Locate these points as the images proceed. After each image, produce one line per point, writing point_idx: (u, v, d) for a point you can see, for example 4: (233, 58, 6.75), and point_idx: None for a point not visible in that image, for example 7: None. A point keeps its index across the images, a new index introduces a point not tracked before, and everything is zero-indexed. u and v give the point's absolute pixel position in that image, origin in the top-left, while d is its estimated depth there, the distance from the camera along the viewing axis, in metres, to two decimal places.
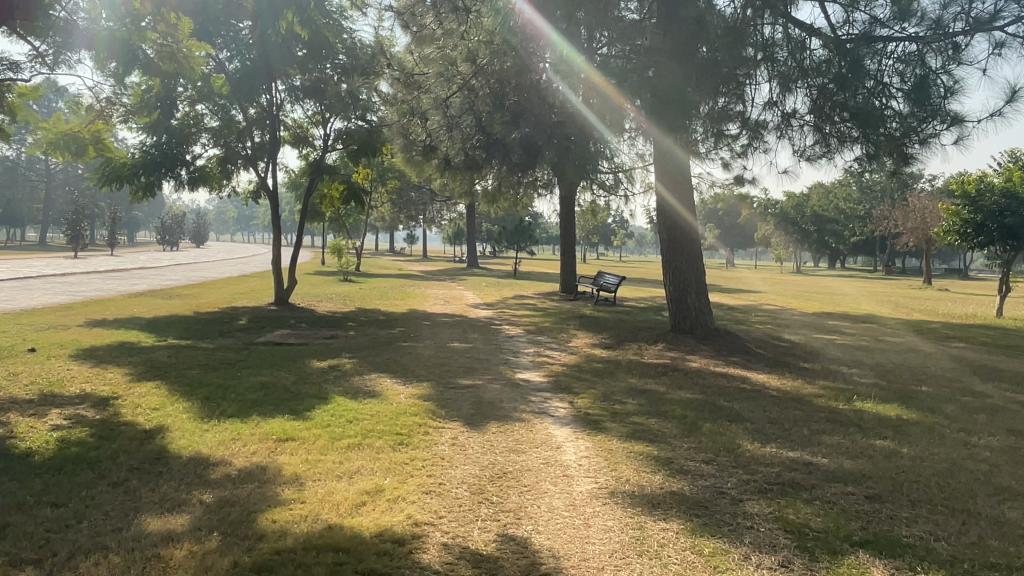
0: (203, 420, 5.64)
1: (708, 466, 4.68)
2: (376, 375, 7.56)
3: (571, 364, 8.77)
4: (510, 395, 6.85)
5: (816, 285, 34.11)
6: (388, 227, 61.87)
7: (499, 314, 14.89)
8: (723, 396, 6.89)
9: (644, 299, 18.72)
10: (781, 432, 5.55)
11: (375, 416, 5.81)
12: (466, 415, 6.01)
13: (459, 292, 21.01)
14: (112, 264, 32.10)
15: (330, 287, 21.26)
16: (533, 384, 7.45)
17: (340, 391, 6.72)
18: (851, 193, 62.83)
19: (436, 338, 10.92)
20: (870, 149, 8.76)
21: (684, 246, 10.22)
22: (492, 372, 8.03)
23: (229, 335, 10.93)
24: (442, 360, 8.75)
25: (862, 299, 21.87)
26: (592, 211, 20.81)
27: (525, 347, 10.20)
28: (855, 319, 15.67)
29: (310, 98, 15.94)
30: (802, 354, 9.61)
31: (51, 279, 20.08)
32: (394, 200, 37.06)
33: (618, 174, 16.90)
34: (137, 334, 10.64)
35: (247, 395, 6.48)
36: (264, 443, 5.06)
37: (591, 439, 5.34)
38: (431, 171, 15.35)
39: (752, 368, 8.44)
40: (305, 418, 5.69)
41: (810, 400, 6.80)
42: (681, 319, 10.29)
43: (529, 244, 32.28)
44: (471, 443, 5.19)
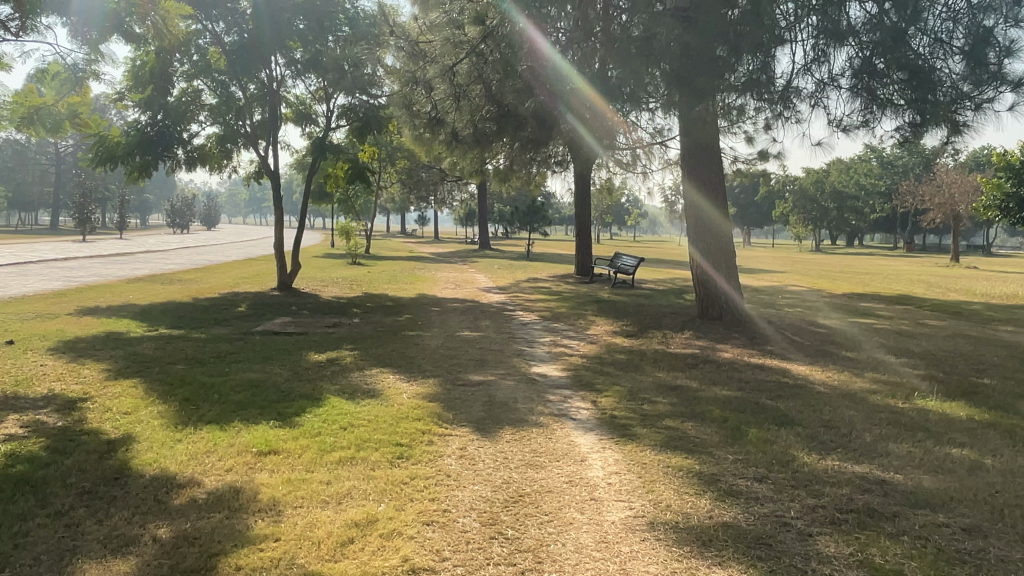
0: (176, 428, 4.96)
1: (763, 486, 3.96)
2: (378, 371, 6.86)
3: (592, 355, 8.02)
4: (526, 393, 6.13)
5: (838, 264, 33.21)
6: (399, 208, 61.31)
7: (513, 299, 14.18)
8: (765, 394, 6.14)
9: (664, 281, 17.91)
10: (840, 441, 4.81)
11: (373, 421, 5.10)
12: (477, 419, 5.31)
13: (471, 275, 20.32)
14: (116, 248, 31.64)
15: (337, 270, 20.59)
16: (551, 380, 6.73)
17: (335, 391, 6.02)
18: (871, 169, 61.32)
19: (445, 326, 10.22)
20: (919, 119, 7.76)
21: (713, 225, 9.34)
22: (505, 366, 7.32)
23: (225, 324, 10.28)
24: (450, 351, 8.04)
25: (891, 279, 20.92)
26: (609, 189, 20.00)
27: (541, 336, 9.45)
28: (890, 300, 14.80)
29: (312, 73, 15.16)
30: (844, 343, 8.80)
31: (52, 265, 19.54)
32: (403, 180, 36.21)
33: (637, 149, 16.08)
34: (128, 324, 10.00)
35: (232, 396, 5.80)
36: (243, 457, 4.37)
37: (620, 450, 4.62)
38: (440, 149, 14.56)
39: (791, 359, 7.66)
40: (292, 424, 5.00)
41: (864, 398, 6.05)
42: (708, 305, 9.51)
43: (542, 224, 31.46)
44: (482, 456, 4.47)
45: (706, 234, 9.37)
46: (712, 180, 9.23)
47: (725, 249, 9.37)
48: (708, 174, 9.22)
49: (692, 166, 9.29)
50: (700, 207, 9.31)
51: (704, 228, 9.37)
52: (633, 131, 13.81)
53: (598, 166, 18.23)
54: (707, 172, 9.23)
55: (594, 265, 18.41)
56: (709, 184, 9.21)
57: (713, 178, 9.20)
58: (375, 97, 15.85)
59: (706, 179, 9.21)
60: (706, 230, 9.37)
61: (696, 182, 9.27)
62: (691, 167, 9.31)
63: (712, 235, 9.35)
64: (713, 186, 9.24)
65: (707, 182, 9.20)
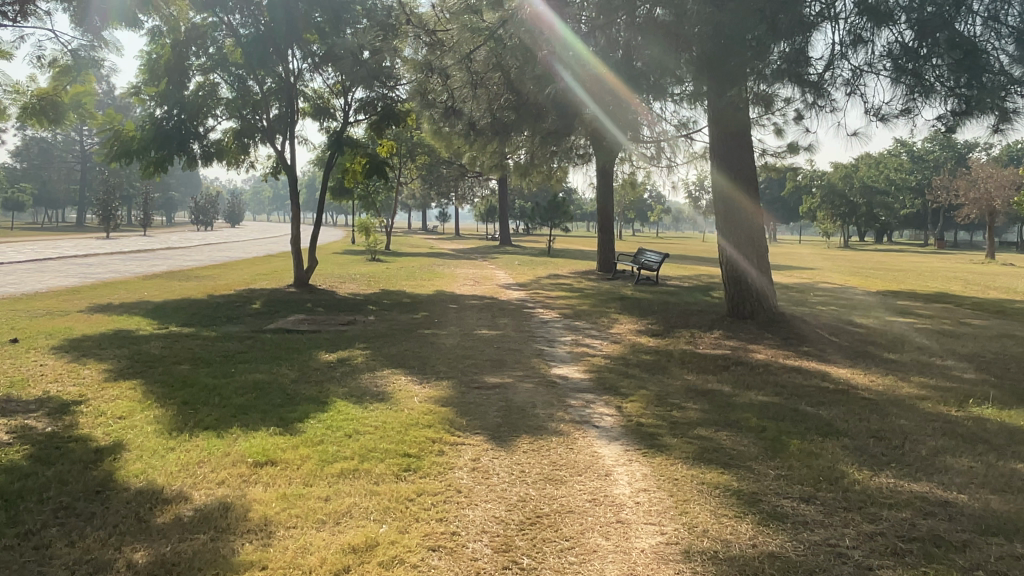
0: (171, 434, 4.64)
1: (811, 509, 3.52)
2: (390, 372, 6.51)
3: (616, 356, 7.60)
4: (545, 397, 5.74)
5: (868, 261, 32.30)
6: (421, 205, 61.13)
7: (533, 296, 13.79)
8: (804, 400, 5.68)
9: (690, 278, 17.38)
10: (892, 455, 4.34)
11: (380, 428, 4.74)
12: (492, 426, 4.92)
13: (490, 271, 19.97)
14: (138, 245, 31.64)
15: (355, 267, 20.34)
16: (572, 383, 6.33)
17: (343, 394, 5.67)
18: (902, 164, 59.86)
19: (462, 324, 9.85)
20: (963, 108, 7.06)
21: (745, 219, 8.87)
22: (523, 367, 6.93)
23: (237, 322, 10.00)
24: (466, 351, 7.66)
25: (925, 276, 20.15)
26: (632, 184, 19.51)
27: (562, 335, 9.04)
28: (927, 298, 14.15)
29: (329, 66, 14.88)
30: (884, 343, 8.28)
31: (72, 261, 19.48)
32: (424, 176, 35.85)
33: (661, 143, 15.59)
34: (137, 322, 9.76)
35: (235, 399, 5.48)
36: (237, 468, 4.03)
37: (649, 463, 4.20)
38: (459, 143, 14.20)
39: (830, 362, 7.17)
40: (294, 430, 4.65)
41: (913, 405, 5.57)
42: (739, 301, 9.01)
43: (563, 221, 30.96)
44: (497, 469, 4.08)
45: (737, 229, 8.92)
46: (743, 171, 8.77)
47: (757, 238, 8.89)
48: (739, 166, 8.77)
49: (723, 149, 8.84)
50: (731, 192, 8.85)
51: (734, 216, 8.91)
52: (657, 122, 13.34)
53: (621, 160, 17.74)
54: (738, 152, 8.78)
55: (616, 261, 17.94)
56: (741, 175, 8.75)
57: (744, 169, 8.75)
58: (393, 91, 15.52)
59: (737, 170, 8.76)
60: (737, 225, 8.91)
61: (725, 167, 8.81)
62: (719, 153, 8.86)
63: (745, 230, 8.89)
64: (745, 177, 8.78)
65: (738, 174, 8.74)
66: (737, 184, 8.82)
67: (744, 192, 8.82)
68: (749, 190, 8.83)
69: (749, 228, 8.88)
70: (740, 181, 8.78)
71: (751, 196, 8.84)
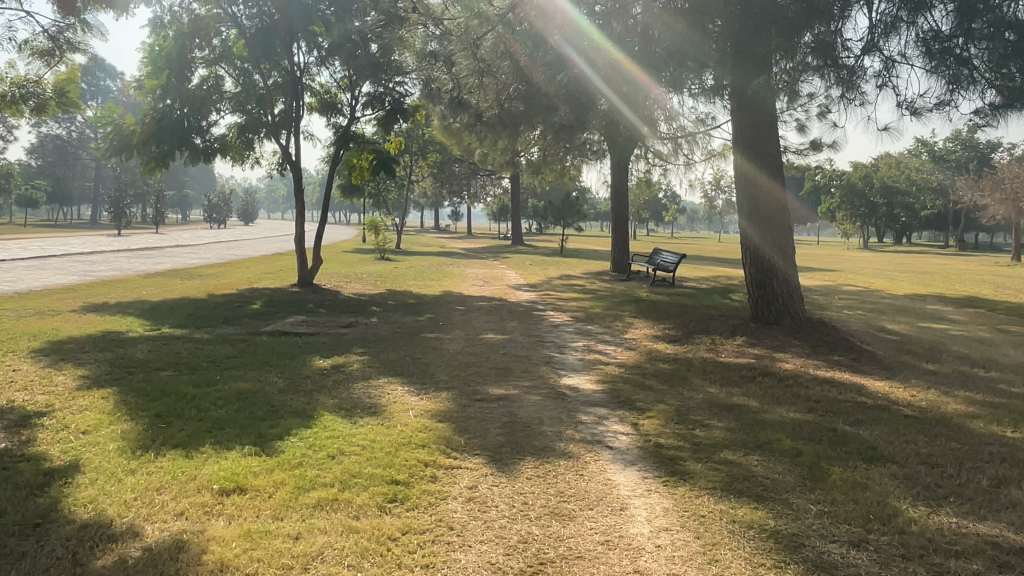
0: (135, 452, 4.17)
1: (864, 559, 2.98)
2: (386, 381, 6.03)
3: (631, 365, 7.06)
4: (554, 412, 5.23)
5: (890, 261, 31.46)
6: (434, 203, 60.70)
7: (544, 297, 13.28)
8: (840, 419, 5.12)
9: (708, 279, 16.77)
10: (948, 489, 3.77)
11: (368, 448, 4.24)
12: (495, 446, 4.43)
13: (501, 271, 19.47)
14: (147, 242, 31.33)
15: (363, 266, 19.89)
16: (583, 395, 5.82)
17: (333, 406, 5.19)
18: (923, 164, 58.64)
19: (468, 327, 9.36)
20: (1007, 101, 6.26)
21: (772, 218, 8.24)
22: (531, 376, 6.43)
23: (233, 323, 9.56)
24: (471, 358, 7.16)
25: (952, 279, 19.38)
26: (648, 183, 18.93)
27: (574, 340, 8.52)
28: (958, 303, 13.47)
29: (336, 60, 14.41)
30: (920, 352, 7.69)
31: (76, 258, 19.21)
32: (435, 175, 35.29)
33: (678, 139, 15.01)
34: (129, 322, 9.35)
35: (212, 411, 5.01)
36: (201, 497, 3.54)
37: (671, 495, 3.68)
38: (469, 138, 13.68)
39: (864, 375, 6.60)
40: (271, 449, 4.17)
41: (963, 424, 5.00)
42: (764, 305, 8.42)
43: (576, 220, 30.32)
44: (497, 501, 3.57)
45: (763, 228, 8.31)
46: (770, 167, 8.18)
47: (785, 242, 8.29)
48: (765, 162, 8.17)
49: (748, 147, 8.26)
50: (755, 191, 8.28)
51: (760, 217, 8.30)
52: (676, 117, 12.77)
53: (637, 157, 17.16)
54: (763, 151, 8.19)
55: (631, 262, 17.38)
56: (766, 171, 8.18)
57: (771, 164, 8.15)
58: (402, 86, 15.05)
59: (762, 174, 8.19)
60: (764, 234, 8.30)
61: (749, 164, 8.24)
62: (745, 151, 8.28)
63: (772, 230, 8.28)
64: (773, 174, 8.20)
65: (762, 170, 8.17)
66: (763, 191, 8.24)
67: (771, 199, 8.23)
68: (776, 196, 8.23)
69: (777, 228, 8.26)
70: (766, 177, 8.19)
71: (780, 199, 8.24)
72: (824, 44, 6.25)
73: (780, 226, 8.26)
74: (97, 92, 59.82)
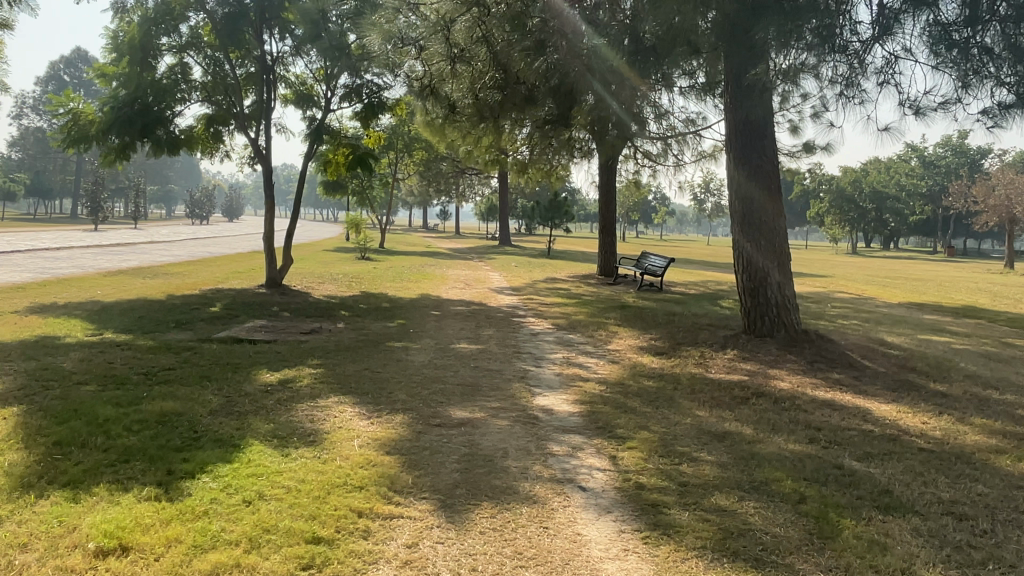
0: (12, 494, 3.48)
1: None
2: (336, 400, 5.35)
3: (613, 382, 6.40)
4: (522, 440, 4.58)
5: (880, 268, 31.00)
6: (421, 202, 59.85)
7: (525, 302, 12.61)
8: (848, 453, 4.48)
9: (696, 284, 16.14)
10: (984, 552, 3.14)
11: (293, 491, 3.56)
12: (448, 487, 3.77)
13: (484, 273, 18.82)
14: (119, 238, 30.36)
15: (339, 266, 19.14)
16: (557, 418, 5.16)
17: (267, 433, 4.51)
18: (912, 169, 58.53)
19: (439, 335, 8.67)
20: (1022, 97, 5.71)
21: (766, 223, 7.57)
22: (501, 395, 5.76)
23: (186, 328, 8.83)
24: (436, 372, 6.47)
25: (947, 287, 18.88)
26: (636, 185, 18.29)
27: (553, 351, 7.84)
28: (956, 313, 12.89)
29: (310, 49, 13.67)
30: (925, 369, 7.07)
31: (40, 254, 18.35)
32: (421, 173, 34.52)
33: (668, 138, 14.37)
34: (70, 326, 8.60)
35: (122, 439, 4.30)
36: (69, 559, 2.85)
37: (651, 558, 3.02)
38: (449, 133, 12.98)
39: (869, 397, 5.97)
40: (175, 494, 3.48)
41: (987, 461, 4.39)
42: (757, 317, 7.75)
43: (564, 222, 29.69)
44: (437, 567, 2.90)
45: (758, 232, 7.61)
46: (765, 171, 7.51)
47: (780, 250, 7.61)
48: (757, 166, 7.51)
49: (740, 147, 7.61)
50: (747, 195, 7.61)
51: (752, 224, 7.62)
52: (666, 115, 12.13)
53: (626, 157, 16.56)
54: (756, 152, 7.53)
55: (617, 265, 16.74)
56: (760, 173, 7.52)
57: (765, 166, 7.49)
58: (382, 79, 14.31)
59: (755, 176, 7.53)
60: (756, 241, 7.63)
61: (741, 165, 7.60)
62: (737, 152, 7.64)
63: (766, 236, 7.60)
64: (768, 178, 7.53)
65: (755, 172, 7.51)
66: (756, 195, 7.57)
67: (764, 204, 7.57)
68: (770, 201, 7.58)
69: (772, 231, 7.58)
70: (760, 181, 7.54)
71: (774, 205, 7.59)
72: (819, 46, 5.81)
73: (774, 233, 7.59)
74: (77, 84, 58.69)
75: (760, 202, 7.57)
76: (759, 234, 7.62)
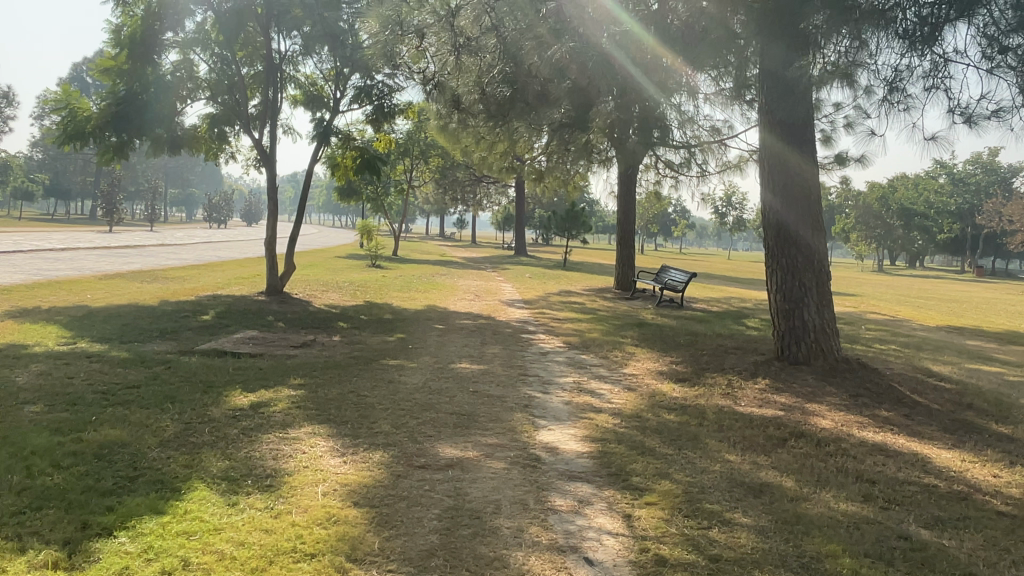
0: None
1: None
2: (308, 431, 4.64)
3: (629, 414, 5.62)
4: (519, 490, 3.83)
5: (909, 286, 29.91)
6: (439, 210, 59.31)
7: (536, 316, 11.87)
8: (912, 519, 3.71)
9: (719, 301, 15.33)
10: None
11: (228, 560, 2.85)
12: (423, 554, 3.04)
13: (496, 284, 18.11)
14: (130, 240, 30.01)
15: (346, 274, 18.46)
16: (562, 460, 4.41)
17: (219, 473, 3.80)
18: (941, 186, 57.10)
19: (439, 352, 7.96)
20: None
21: (803, 238, 6.82)
22: (500, 427, 5.04)
23: (167, 338, 8.18)
24: (429, 398, 5.75)
25: (985, 309, 17.88)
26: (656, 197, 17.52)
27: (562, 374, 7.10)
28: (1001, 339, 11.97)
29: (319, 49, 13.08)
30: (984, 407, 6.24)
31: (41, 255, 17.91)
32: (438, 181, 33.96)
33: (692, 147, 13.58)
34: (44, 332, 7.98)
35: (44, 478, 3.62)
36: None
37: None
38: (464, 137, 12.30)
39: (926, 442, 5.16)
40: (78, 565, 2.78)
41: None
42: (792, 341, 6.96)
43: (581, 232, 28.91)
44: None
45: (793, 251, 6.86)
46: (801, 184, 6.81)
47: (818, 267, 6.86)
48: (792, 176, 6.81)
49: (774, 157, 6.91)
50: (783, 208, 6.87)
51: (787, 238, 6.86)
52: (692, 121, 11.35)
53: (647, 167, 15.79)
54: (794, 162, 6.81)
55: (635, 279, 15.96)
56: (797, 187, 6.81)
57: (800, 177, 6.79)
58: (394, 79, 13.67)
59: (789, 188, 6.83)
60: (793, 257, 6.87)
61: (775, 177, 6.90)
62: (771, 161, 6.93)
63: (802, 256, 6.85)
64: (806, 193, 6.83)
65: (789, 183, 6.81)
66: (792, 208, 6.83)
67: (802, 219, 6.81)
68: (808, 217, 6.83)
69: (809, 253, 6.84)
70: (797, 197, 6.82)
71: (812, 218, 6.84)
72: (854, 50, 5.34)
73: (812, 249, 6.84)
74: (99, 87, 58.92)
75: (796, 219, 6.83)
76: (795, 251, 6.86)
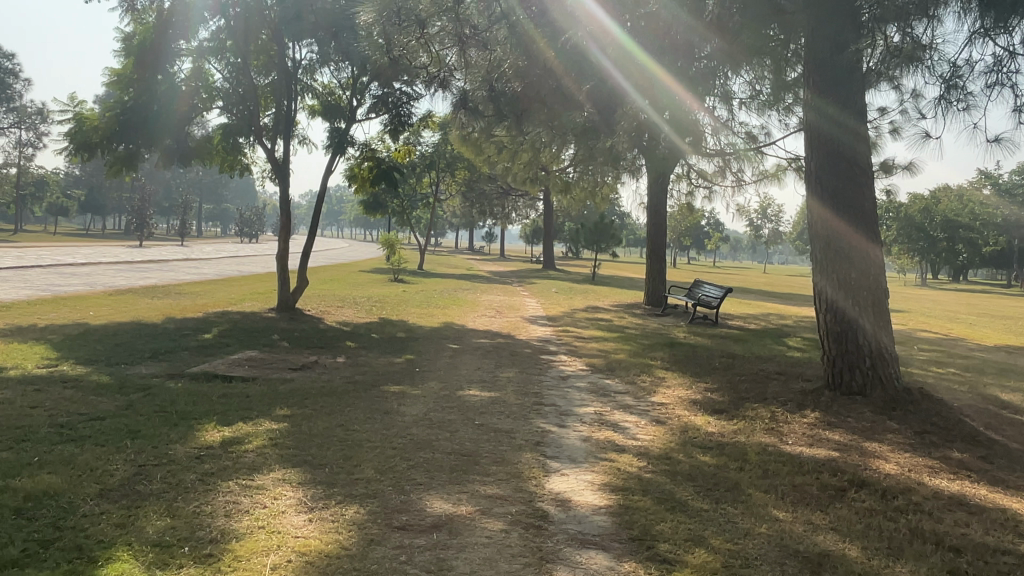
0: None
1: None
2: (276, 478, 3.97)
3: (658, 455, 4.84)
4: (516, 562, 3.09)
5: (955, 301, 28.44)
6: (467, 224, 58.90)
7: (560, 334, 11.12)
8: None
9: (755, 318, 14.41)
10: None
11: None
12: None
13: (521, 299, 17.40)
14: (156, 255, 29.87)
15: (368, 289, 17.91)
16: (574, 517, 3.66)
17: (152, 538, 3.12)
18: (986, 197, 55.03)
19: (448, 377, 7.25)
20: None
21: (853, 251, 5.98)
22: (505, 472, 4.31)
23: (158, 360, 7.59)
24: (428, 433, 5.04)
25: None
26: (689, 209, 16.69)
27: (583, 404, 6.34)
28: None
29: (333, 56, 12.59)
30: None
31: (60, 271, 17.66)
32: (464, 194, 33.44)
33: (726, 155, 12.75)
34: (28, 354, 7.44)
35: None
36: None
37: None
38: (486, 146, 11.67)
39: (1014, 493, 4.29)
40: None
41: None
42: (845, 368, 6.12)
43: (611, 245, 28.05)
44: None
45: (844, 274, 6.04)
46: (853, 204, 5.96)
47: (873, 283, 5.99)
48: (840, 191, 6.01)
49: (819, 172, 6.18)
50: (830, 222, 6.05)
51: (836, 252, 6.05)
52: (728, 126, 10.55)
53: (679, 177, 15.00)
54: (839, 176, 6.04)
55: (666, 295, 15.13)
56: (843, 210, 5.97)
57: (847, 189, 5.99)
58: (411, 86, 13.08)
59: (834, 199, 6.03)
60: (844, 273, 6.04)
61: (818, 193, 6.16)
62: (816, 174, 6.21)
63: (852, 283, 6.01)
64: (860, 216, 5.97)
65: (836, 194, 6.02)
66: (840, 221, 6.00)
67: (851, 232, 5.97)
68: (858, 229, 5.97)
69: (863, 279, 5.98)
70: (844, 218, 5.98)
71: (864, 230, 5.96)
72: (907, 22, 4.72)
73: (864, 264, 5.97)
74: None
75: (846, 241, 6.00)
76: (846, 266, 6.02)
